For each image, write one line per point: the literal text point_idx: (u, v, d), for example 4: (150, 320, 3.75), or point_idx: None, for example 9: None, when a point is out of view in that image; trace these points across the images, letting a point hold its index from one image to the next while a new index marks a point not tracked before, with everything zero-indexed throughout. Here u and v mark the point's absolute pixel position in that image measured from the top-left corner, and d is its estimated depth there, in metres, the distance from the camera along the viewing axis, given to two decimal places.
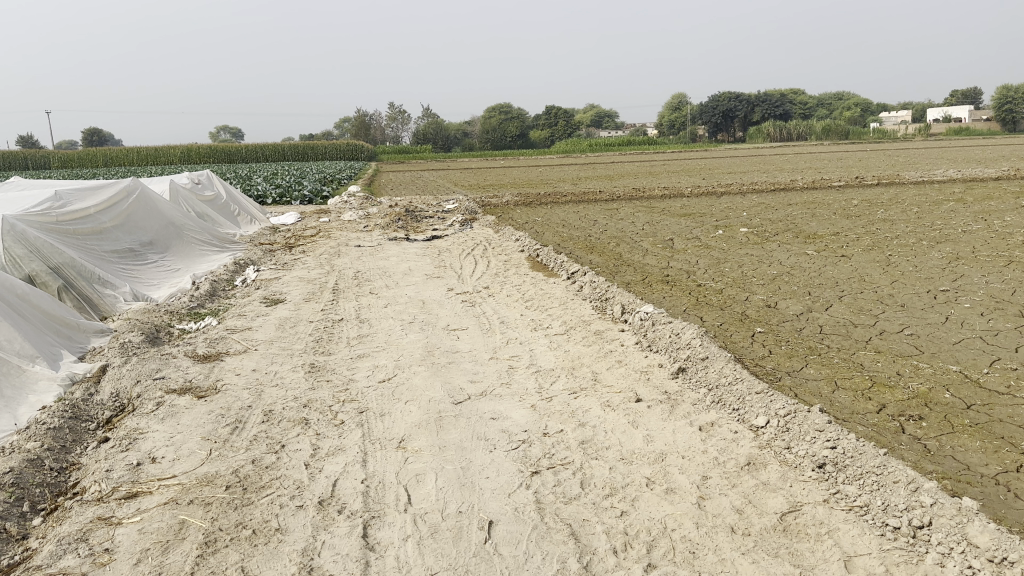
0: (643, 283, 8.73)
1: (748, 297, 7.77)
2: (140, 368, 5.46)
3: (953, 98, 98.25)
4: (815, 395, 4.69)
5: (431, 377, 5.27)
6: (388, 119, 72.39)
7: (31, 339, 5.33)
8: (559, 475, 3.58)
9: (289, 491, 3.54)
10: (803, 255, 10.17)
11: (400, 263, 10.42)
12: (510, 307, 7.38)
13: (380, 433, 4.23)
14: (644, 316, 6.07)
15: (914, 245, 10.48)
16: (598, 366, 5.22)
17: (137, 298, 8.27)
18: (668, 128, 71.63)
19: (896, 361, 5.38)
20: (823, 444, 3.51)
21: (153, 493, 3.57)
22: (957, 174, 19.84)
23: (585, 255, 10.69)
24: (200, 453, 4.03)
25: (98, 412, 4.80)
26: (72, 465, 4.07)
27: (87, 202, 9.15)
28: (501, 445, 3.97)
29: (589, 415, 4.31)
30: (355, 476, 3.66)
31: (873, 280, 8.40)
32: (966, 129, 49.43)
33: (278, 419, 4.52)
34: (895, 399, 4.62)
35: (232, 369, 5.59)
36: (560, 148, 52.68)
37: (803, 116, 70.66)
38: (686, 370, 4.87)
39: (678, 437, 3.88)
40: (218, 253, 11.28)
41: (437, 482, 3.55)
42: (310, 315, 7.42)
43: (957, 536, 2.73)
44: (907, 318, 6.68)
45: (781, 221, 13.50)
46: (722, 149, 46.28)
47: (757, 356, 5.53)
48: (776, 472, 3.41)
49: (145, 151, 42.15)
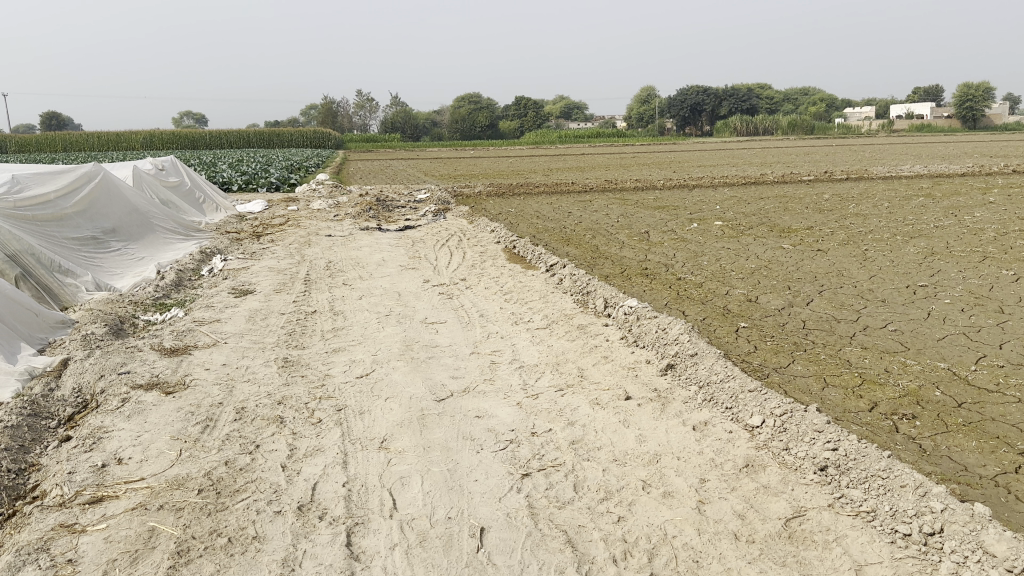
0: (622, 276, 8.63)
1: (729, 291, 7.70)
2: (103, 362, 5.19)
3: (916, 95, 100.17)
4: (805, 393, 4.61)
5: (412, 372, 5.08)
6: (356, 107, 71.49)
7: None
8: (552, 477, 3.43)
9: (266, 495, 3.33)
10: (779, 249, 10.16)
11: (373, 253, 10.19)
12: (489, 300, 7.21)
13: (360, 432, 4.04)
14: (628, 310, 5.95)
15: (889, 240, 10.53)
16: (584, 362, 5.07)
17: (99, 288, 7.94)
18: (637, 121, 71.83)
19: (884, 358, 5.32)
20: (822, 445, 3.42)
21: (120, 497, 3.34)
22: (923, 170, 20.08)
23: (561, 247, 10.55)
24: (169, 453, 3.80)
25: (59, 408, 4.52)
26: (32, 466, 3.82)
27: (47, 186, 8.77)
28: (488, 446, 3.81)
29: (578, 413, 4.17)
30: (335, 479, 3.47)
31: (851, 274, 8.38)
32: (928, 125, 50.34)
33: (252, 417, 4.30)
34: (886, 397, 4.55)
35: (201, 363, 5.34)
36: (531, 139, 52.48)
37: (769, 111, 71.34)
38: (675, 367, 4.75)
39: (672, 437, 3.76)
40: (184, 241, 10.92)
41: (423, 486, 3.38)
42: (282, 307, 7.18)
43: (971, 544, 2.65)
44: (889, 313, 6.65)
45: (755, 215, 13.51)
46: (692, 142, 46.48)
47: (744, 351, 5.43)
48: (776, 475, 3.31)
49: (106, 136, 41.06)
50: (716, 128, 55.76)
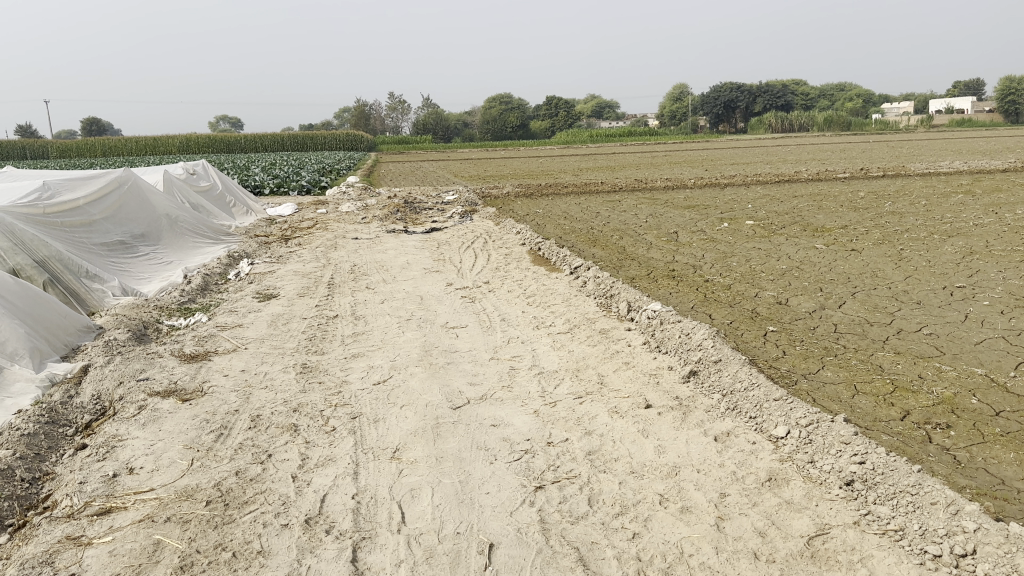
0: (648, 278, 8.48)
1: (758, 293, 7.52)
2: (123, 369, 5.20)
3: (956, 89, 97.87)
4: (834, 401, 4.44)
5: (429, 379, 5.01)
6: (388, 109, 71.95)
7: (17, 329, 5.07)
8: (566, 490, 3.32)
9: (274, 507, 3.28)
10: (812, 249, 9.91)
11: (398, 256, 10.17)
12: (512, 304, 7.12)
13: (373, 441, 3.97)
14: (651, 314, 5.81)
15: (926, 239, 10.22)
16: (604, 368, 4.95)
17: (126, 293, 8.00)
18: (669, 118, 71.20)
19: (918, 363, 5.12)
20: (849, 458, 3.27)
21: (128, 509, 3.31)
22: (963, 166, 19.55)
23: (588, 249, 10.42)
24: (181, 463, 3.77)
25: (77, 416, 4.53)
26: (46, 474, 3.81)
27: (76, 192, 8.86)
28: (502, 456, 3.71)
29: (596, 423, 4.05)
30: (344, 491, 3.41)
31: (886, 275, 8.12)
32: (969, 120, 49.11)
33: (266, 425, 4.26)
34: (920, 405, 4.36)
35: (220, 369, 5.33)
36: (562, 138, 52.29)
37: (804, 107, 70.19)
38: (697, 374, 4.61)
39: (692, 449, 3.62)
40: (212, 245, 10.99)
41: (433, 498, 3.30)
42: (304, 312, 7.16)
43: (1007, 568, 2.49)
44: (924, 316, 6.43)
45: (788, 214, 13.23)
46: (725, 139, 45.91)
47: (771, 357, 5.27)
48: (799, 490, 3.16)
49: (144, 141, 41.85)
50: (749, 126, 55.01)
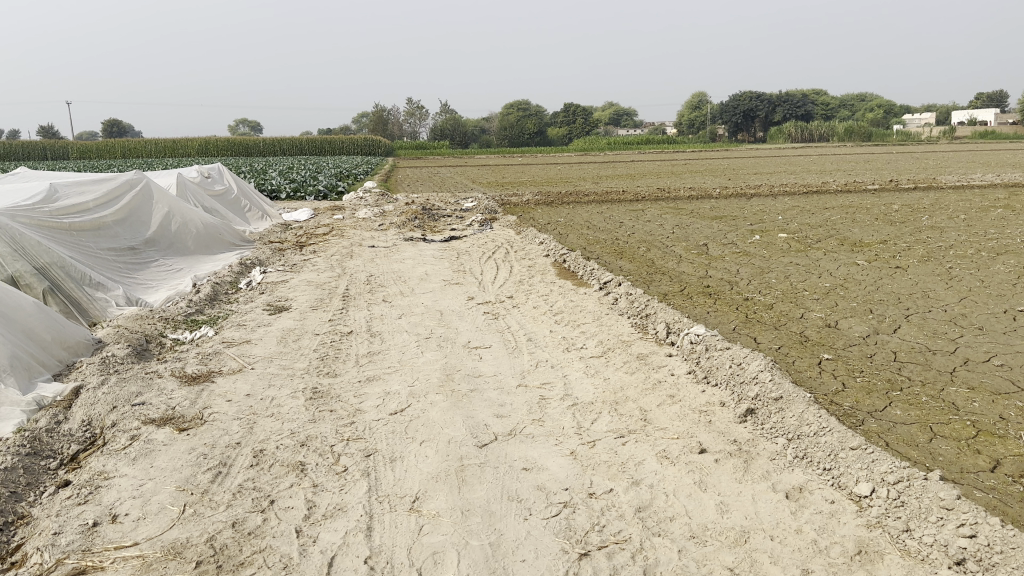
0: (682, 294, 7.96)
1: (804, 314, 6.96)
2: (118, 392, 4.74)
3: (978, 100, 96.87)
4: (911, 446, 3.90)
5: (452, 409, 4.52)
6: (406, 114, 71.70)
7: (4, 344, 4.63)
8: (617, 558, 2.83)
9: (273, 573, 2.81)
10: (854, 265, 9.35)
11: (415, 266, 9.71)
12: (537, 322, 6.62)
13: (390, 487, 3.48)
14: (695, 339, 5.30)
15: (973, 256, 9.63)
16: (647, 402, 4.44)
17: (131, 303, 7.57)
18: (687, 126, 70.45)
19: (997, 401, 4.56)
20: (955, 530, 2.78)
21: (107, 571, 2.85)
22: (998, 179, 18.90)
23: (614, 261, 9.92)
24: (171, 509, 3.31)
25: (63, 445, 4.08)
26: (20, 518, 3.35)
27: (84, 196, 8.47)
28: (537, 511, 3.22)
29: (643, 470, 3.55)
30: (356, 553, 2.93)
31: (939, 296, 7.56)
32: (993, 132, 48.29)
33: (269, 463, 3.79)
34: (1010, 453, 3.81)
35: (222, 394, 4.86)
36: (579, 146, 51.84)
37: (825, 118, 69.35)
38: (755, 413, 4.10)
39: (761, 508, 3.12)
40: (225, 252, 10.57)
41: (461, 566, 2.82)
42: (316, 327, 6.70)
43: None
44: (991, 344, 5.86)
45: (821, 227, 12.68)
46: (744, 148, 45.20)
47: (831, 391, 4.73)
48: (898, 569, 2.66)
49: (163, 143, 41.77)
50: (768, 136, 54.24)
